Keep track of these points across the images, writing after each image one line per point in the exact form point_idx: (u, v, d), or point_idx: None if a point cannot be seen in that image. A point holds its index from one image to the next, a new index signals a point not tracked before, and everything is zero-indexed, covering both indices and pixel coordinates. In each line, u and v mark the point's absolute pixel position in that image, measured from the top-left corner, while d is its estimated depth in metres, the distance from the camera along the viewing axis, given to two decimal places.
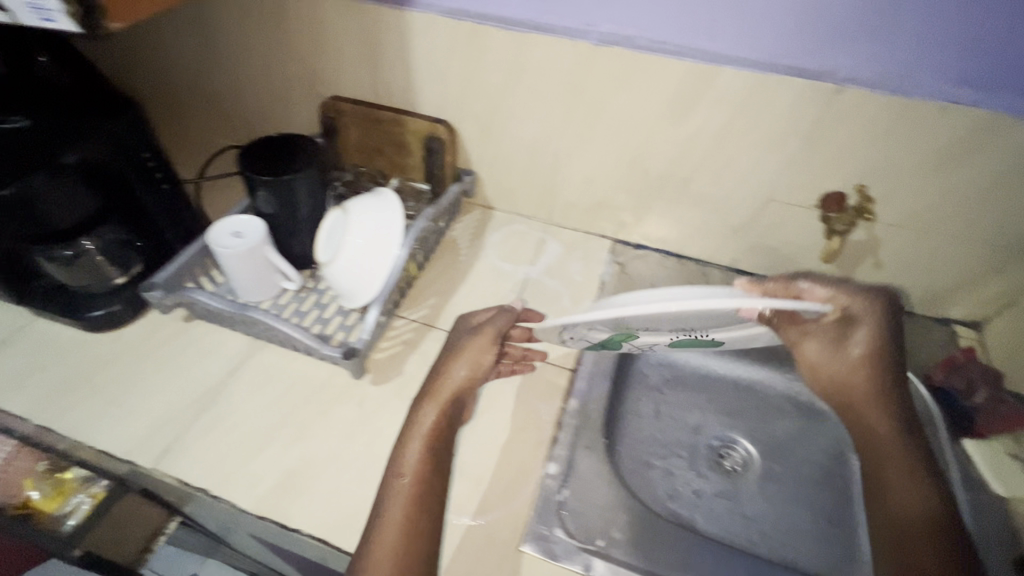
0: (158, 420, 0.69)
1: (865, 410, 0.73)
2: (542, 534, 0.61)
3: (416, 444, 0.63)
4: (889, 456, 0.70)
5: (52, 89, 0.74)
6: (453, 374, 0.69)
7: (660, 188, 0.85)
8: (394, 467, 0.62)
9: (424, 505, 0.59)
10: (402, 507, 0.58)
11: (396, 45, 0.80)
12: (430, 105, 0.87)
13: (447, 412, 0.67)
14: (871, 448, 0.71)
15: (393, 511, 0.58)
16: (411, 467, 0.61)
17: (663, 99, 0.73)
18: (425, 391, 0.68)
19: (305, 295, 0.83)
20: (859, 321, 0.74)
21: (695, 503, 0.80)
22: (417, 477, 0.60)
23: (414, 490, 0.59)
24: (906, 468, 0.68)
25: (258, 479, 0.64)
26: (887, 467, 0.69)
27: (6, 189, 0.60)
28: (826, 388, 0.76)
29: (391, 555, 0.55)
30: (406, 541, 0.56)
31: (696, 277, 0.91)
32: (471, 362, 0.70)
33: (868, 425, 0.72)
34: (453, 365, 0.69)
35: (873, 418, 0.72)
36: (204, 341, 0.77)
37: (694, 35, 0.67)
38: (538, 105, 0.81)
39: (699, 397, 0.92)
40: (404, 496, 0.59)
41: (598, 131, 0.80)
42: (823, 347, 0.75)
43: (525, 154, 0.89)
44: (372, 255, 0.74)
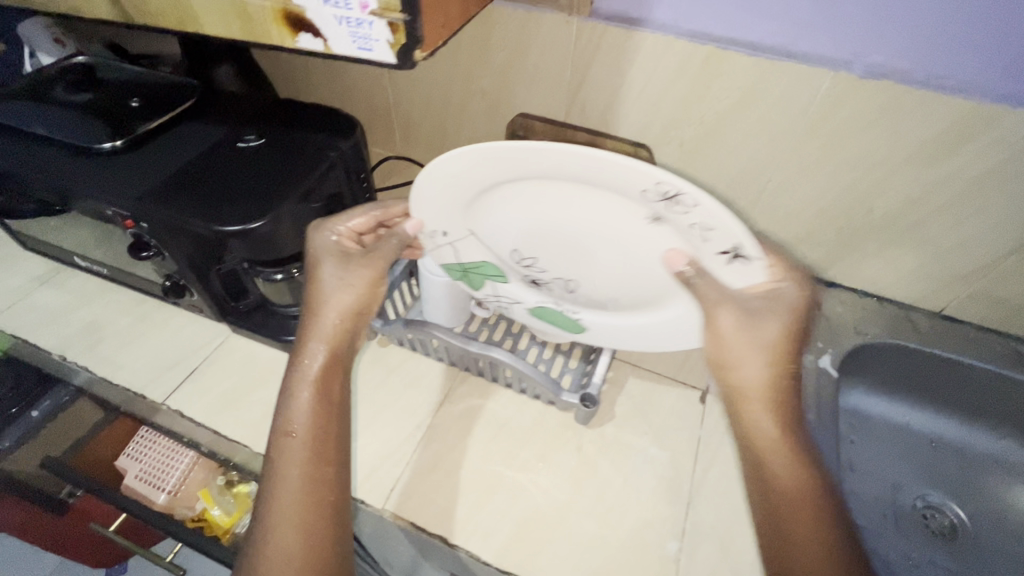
0: (378, 455, 0.66)
1: (765, 433, 0.54)
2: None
3: (321, 347, 0.60)
4: (808, 499, 0.50)
5: (276, 105, 0.72)
6: (329, 300, 0.62)
7: (882, 228, 0.78)
8: (302, 370, 0.59)
9: (324, 417, 0.57)
10: (314, 412, 0.57)
11: (612, 65, 0.76)
12: (631, 128, 0.82)
13: (339, 336, 0.62)
14: (782, 479, 0.51)
15: (302, 416, 0.56)
16: (313, 373, 0.59)
17: (923, 137, 0.67)
18: (313, 309, 0.62)
19: (495, 322, 0.79)
20: (780, 294, 0.54)
21: (904, 565, 0.77)
22: (314, 387, 0.58)
23: (320, 400, 0.58)
24: (838, 517, 0.49)
25: (494, 529, 0.61)
26: (823, 505, 0.49)
27: (258, 223, 0.58)
28: (745, 403, 0.56)
29: (302, 455, 0.54)
30: (313, 446, 0.55)
31: (902, 323, 0.84)
32: (356, 284, 0.62)
33: (760, 453, 0.53)
34: (341, 268, 0.61)
35: (778, 462, 0.52)
36: (404, 369, 0.75)
37: (983, 69, 0.60)
38: (762, 135, 0.75)
39: (896, 449, 0.85)
40: (306, 400, 0.57)
41: (827, 166, 0.75)
42: (747, 323, 0.54)
43: (726, 183, 0.83)
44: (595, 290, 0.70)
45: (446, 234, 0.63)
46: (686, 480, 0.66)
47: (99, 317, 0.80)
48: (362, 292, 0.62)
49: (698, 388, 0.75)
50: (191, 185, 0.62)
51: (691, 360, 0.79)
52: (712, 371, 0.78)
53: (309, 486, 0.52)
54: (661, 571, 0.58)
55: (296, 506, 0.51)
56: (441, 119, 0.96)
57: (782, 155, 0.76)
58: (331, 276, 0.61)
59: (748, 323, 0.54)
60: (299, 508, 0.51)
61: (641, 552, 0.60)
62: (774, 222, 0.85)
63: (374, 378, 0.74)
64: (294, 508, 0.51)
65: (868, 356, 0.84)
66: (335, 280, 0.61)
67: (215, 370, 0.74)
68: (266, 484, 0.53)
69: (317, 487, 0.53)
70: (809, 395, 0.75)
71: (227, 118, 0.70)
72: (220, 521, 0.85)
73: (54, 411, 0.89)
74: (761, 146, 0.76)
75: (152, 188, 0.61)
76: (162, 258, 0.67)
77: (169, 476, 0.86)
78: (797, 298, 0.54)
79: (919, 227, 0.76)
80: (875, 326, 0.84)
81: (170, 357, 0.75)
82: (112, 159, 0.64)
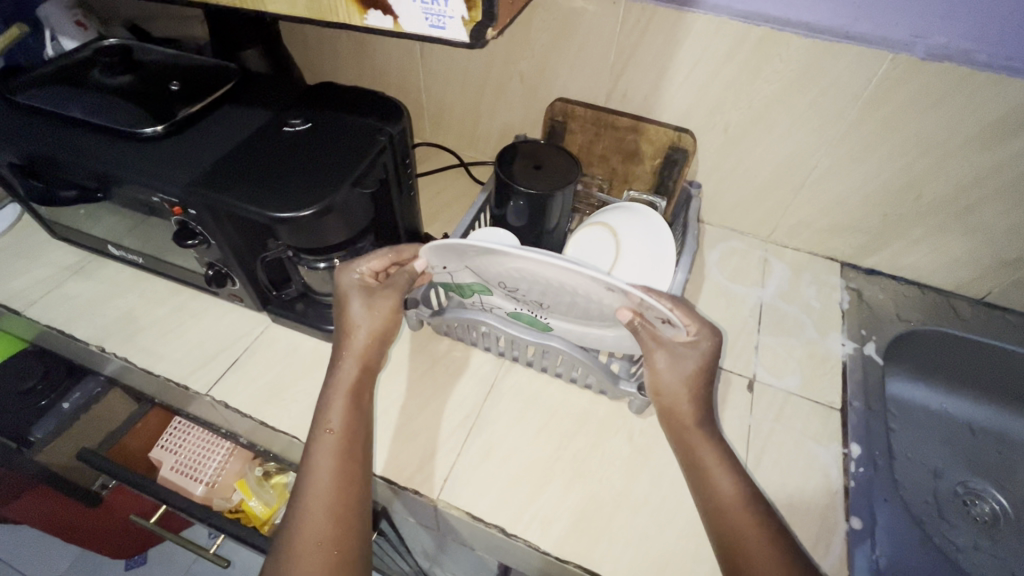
0: (429, 445, 0.65)
1: (701, 449, 0.55)
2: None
3: (353, 361, 0.60)
4: (737, 517, 0.51)
5: (320, 90, 0.71)
6: (354, 315, 0.59)
7: (929, 213, 0.77)
8: (334, 379, 0.59)
9: (358, 424, 0.57)
10: (345, 417, 0.56)
11: (659, 48, 0.74)
12: (674, 113, 0.81)
13: (367, 356, 0.60)
14: (720, 494, 0.52)
15: (333, 417, 0.56)
16: (348, 382, 0.59)
17: (980, 120, 0.66)
18: (342, 326, 0.60)
19: None
20: (683, 357, 0.55)
21: (957, 555, 0.74)
22: (350, 395, 0.58)
23: (354, 406, 0.57)
24: (770, 535, 0.50)
25: (551, 518, 0.60)
26: (739, 519, 0.51)
27: (309, 211, 0.56)
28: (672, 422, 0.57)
29: (335, 454, 0.54)
30: (345, 447, 0.54)
31: (944, 309, 0.84)
32: (381, 312, 0.60)
33: (699, 461, 0.54)
34: (365, 300, 0.60)
35: (715, 470, 0.53)
36: (450, 358, 0.74)
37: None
38: (811, 119, 0.74)
39: (939, 436, 0.84)
40: (341, 403, 0.57)
41: (877, 151, 0.74)
42: (671, 361, 0.55)
43: (769, 171, 0.82)
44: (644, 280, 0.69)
45: (446, 268, 0.60)
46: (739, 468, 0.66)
47: (136, 307, 0.79)
48: (386, 319, 0.60)
49: (745, 376, 0.75)
50: (240, 171, 0.60)
51: (736, 348, 0.78)
52: (758, 360, 0.77)
53: (339, 483, 0.52)
54: None
55: (325, 501, 0.51)
56: (475, 105, 0.95)
57: (830, 139, 0.75)
58: (356, 306, 0.59)
59: (674, 362, 0.55)
60: (328, 504, 0.51)
61: (700, 540, 0.59)
62: (817, 209, 0.84)
63: (420, 366, 0.73)
64: (323, 502, 0.51)
65: (913, 344, 0.83)
66: (359, 308, 0.60)
67: (258, 360, 0.73)
68: (299, 475, 0.53)
69: (347, 485, 0.53)
70: (856, 382, 0.75)
71: (274, 104, 0.69)
72: (258, 513, 0.83)
73: (86, 403, 0.88)
74: (809, 130, 0.75)
75: (199, 173, 0.59)
76: (207, 246, 0.65)
77: (207, 466, 0.86)
78: (713, 352, 0.56)
79: (967, 213, 0.75)
80: (918, 313, 0.83)
81: (212, 346, 0.74)
82: (155, 143, 0.62)
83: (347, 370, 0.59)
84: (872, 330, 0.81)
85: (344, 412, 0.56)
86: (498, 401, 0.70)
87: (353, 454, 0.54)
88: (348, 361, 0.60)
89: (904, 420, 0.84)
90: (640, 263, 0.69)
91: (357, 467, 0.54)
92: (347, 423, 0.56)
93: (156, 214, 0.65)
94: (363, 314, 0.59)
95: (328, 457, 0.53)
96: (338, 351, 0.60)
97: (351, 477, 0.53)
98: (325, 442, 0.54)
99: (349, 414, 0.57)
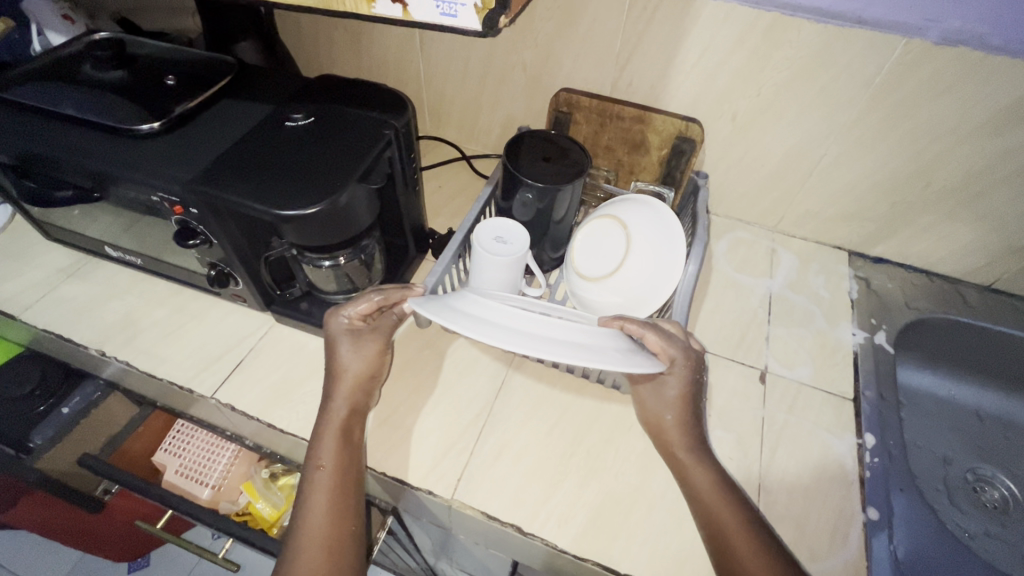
0: (441, 444, 0.64)
1: (689, 468, 0.56)
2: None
3: (344, 400, 0.60)
4: (711, 498, 0.53)
5: (320, 83, 0.69)
6: (341, 358, 0.61)
7: (939, 200, 0.77)
8: (323, 415, 0.58)
9: (352, 457, 0.56)
10: (337, 449, 0.55)
11: (667, 35, 0.73)
12: (681, 102, 0.79)
13: (357, 398, 0.61)
14: (705, 492, 0.54)
15: (326, 449, 0.55)
16: (339, 416, 0.58)
17: (994, 105, 0.65)
18: (332, 366, 0.61)
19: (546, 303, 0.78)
20: (661, 383, 0.59)
21: (971, 542, 0.75)
22: (342, 429, 0.58)
23: (345, 442, 0.57)
24: (748, 520, 0.51)
25: (567, 516, 0.60)
26: (721, 508, 0.52)
27: (316, 207, 0.54)
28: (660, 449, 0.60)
29: (330, 485, 0.53)
30: (339, 480, 0.53)
31: (953, 297, 0.84)
32: (367, 354, 0.62)
33: (683, 464, 0.57)
34: (355, 348, 0.61)
35: (692, 469, 0.56)
36: (459, 354, 0.73)
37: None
38: (821, 107, 0.73)
39: (948, 423, 0.84)
40: (333, 438, 0.56)
41: (888, 137, 0.73)
42: (653, 389, 0.60)
43: (777, 160, 0.81)
44: (653, 272, 0.68)
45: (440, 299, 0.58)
46: (754, 460, 0.65)
47: (135, 308, 0.77)
48: (373, 362, 0.62)
49: (756, 367, 0.74)
50: (240, 168, 0.58)
51: (746, 339, 0.78)
52: (770, 351, 0.76)
53: (333, 514, 0.51)
54: None
55: (319, 531, 0.50)
56: (476, 97, 0.93)
57: (840, 127, 0.74)
58: (347, 352, 0.61)
59: (655, 389, 0.60)
60: (324, 535, 0.50)
61: None
62: (826, 197, 0.83)
63: (428, 364, 0.72)
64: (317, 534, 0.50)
65: (923, 332, 0.83)
66: (349, 351, 0.61)
67: (263, 360, 0.71)
68: (295, 508, 0.52)
69: (341, 517, 0.51)
70: (868, 372, 0.74)
71: (274, 98, 0.68)
72: (265, 515, 0.84)
73: (86, 407, 0.85)
74: (819, 118, 0.74)
75: (199, 170, 0.58)
76: (208, 245, 0.64)
77: (212, 469, 0.84)
78: (689, 373, 0.58)
79: (978, 200, 0.75)
80: (928, 302, 0.83)
81: (215, 348, 0.72)
82: (151, 140, 0.60)
83: (338, 406, 0.59)
84: (881, 319, 0.81)
85: (336, 446, 0.56)
86: (509, 399, 0.69)
87: (347, 486, 0.54)
88: (337, 399, 0.59)
89: (913, 409, 0.84)
90: (648, 255, 0.68)
91: (350, 500, 0.53)
92: (339, 457, 0.55)
93: (155, 213, 0.63)
94: (353, 356, 0.61)
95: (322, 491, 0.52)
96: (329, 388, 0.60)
97: (346, 510, 0.52)
98: (318, 475, 0.54)
99: (340, 450, 0.56)
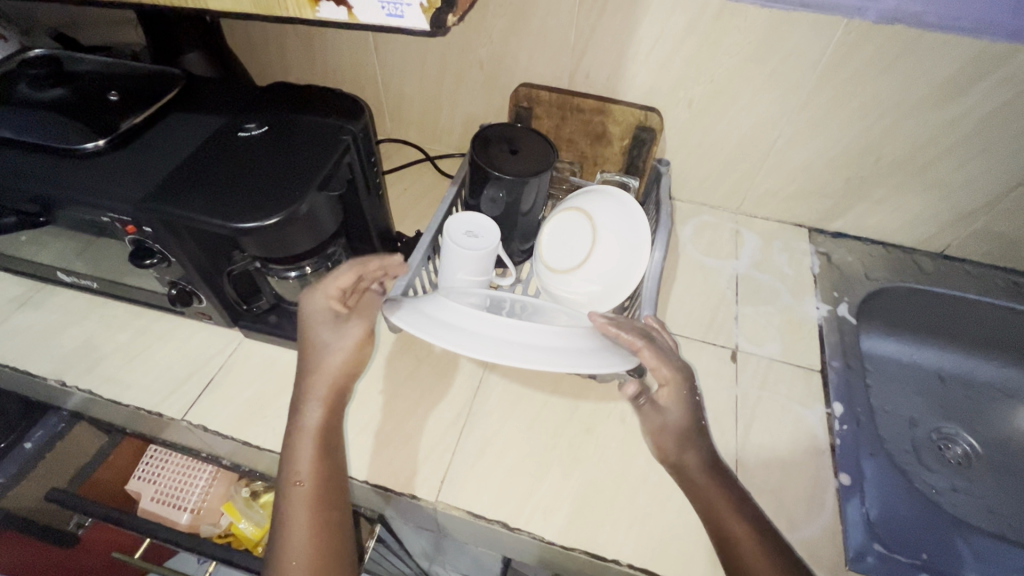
0: (423, 446, 0.64)
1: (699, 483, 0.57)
2: (865, 552, 0.58)
3: (318, 404, 0.58)
4: (706, 490, 0.56)
5: (271, 91, 0.67)
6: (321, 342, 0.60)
7: (889, 173, 0.80)
8: (296, 424, 0.57)
9: (330, 468, 0.55)
10: (313, 462, 0.54)
11: (620, 25, 0.74)
12: (638, 92, 0.80)
13: (333, 398, 0.59)
14: (707, 496, 0.56)
15: (302, 462, 0.54)
16: (312, 425, 0.57)
17: (932, 80, 0.68)
18: (307, 359, 0.59)
19: None
20: (663, 403, 0.59)
21: (938, 497, 0.78)
22: (316, 440, 0.56)
23: (325, 450, 0.56)
24: (741, 512, 0.54)
25: (552, 507, 0.60)
26: (722, 506, 0.55)
27: (273, 219, 0.53)
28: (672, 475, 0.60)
29: (309, 500, 0.52)
30: (318, 495, 0.53)
31: (908, 265, 0.87)
32: (349, 340, 0.61)
33: (680, 459, 0.59)
34: (336, 331, 0.60)
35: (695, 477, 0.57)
36: (435, 356, 0.73)
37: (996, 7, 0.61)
38: (772, 89, 0.75)
39: (910, 386, 0.88)
40: (309, 449, 0.55)
41: (837, 116, 0.75)
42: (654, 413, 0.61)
43: (735, 143, 0.83)
44: (620, 258, 0.69)
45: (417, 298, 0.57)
46: (730, 437, 0.67)
47: (95, 334, 0.74)
48: (354, 353, 0.61)
49: (727, 347, 0.76)
50: (194, 182, 0.56)
51: (716, 320, 0.79)
52: (740, 330, 0.78)
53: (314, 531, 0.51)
54: None
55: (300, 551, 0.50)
56: (435, 96, 0.92)
57: (792, 108, 0.76)
58: (327, 335, 0.60)
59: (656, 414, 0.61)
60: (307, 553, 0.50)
61: None
62: (784, 177, 0.85)
63: (406, 368, 0.72)
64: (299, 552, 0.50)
65: (883, 301, 0.86)
66: (325, 334, 0.60)
67: (234, 378, 0.70)
68: (274, 527, 0.52)
69: (322, 533, 0.51)
70: (834, 343, 0.77)
71: (225, 108, 0.66)
72: (249, 534, 0.82)
73: (51, 439, 0.83)
74: (771, 100, 0.76)
75: (151, 188, 0.56)
76: (166, 264, 0.62)
77: (190, 492, 0.82)
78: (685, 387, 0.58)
79: (924, 171, 0.78)
80: (886, 272, 0.86)
81: (183, 368, 0.71)
82: (97, 160, 0.58)
83: (309, 414, 0.57)
84: (843, 291, 0.84)
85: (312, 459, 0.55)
86: (487, 397, 0.69)
87: (325, 501, 0.53)
88: (313, 405, 0.58)
89: (879, 375, 0.88)
90: (614, 243, 0.69)
91: (327, 515, 0.52)
92: (316, 470, 0.54)
93: (106, 234, 0.61)
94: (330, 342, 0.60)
95: (302, 508, 0.52)
96: (302, 389, 0.59)
97: (326, 525, 0.52)
98: (296, 491, 0.53)
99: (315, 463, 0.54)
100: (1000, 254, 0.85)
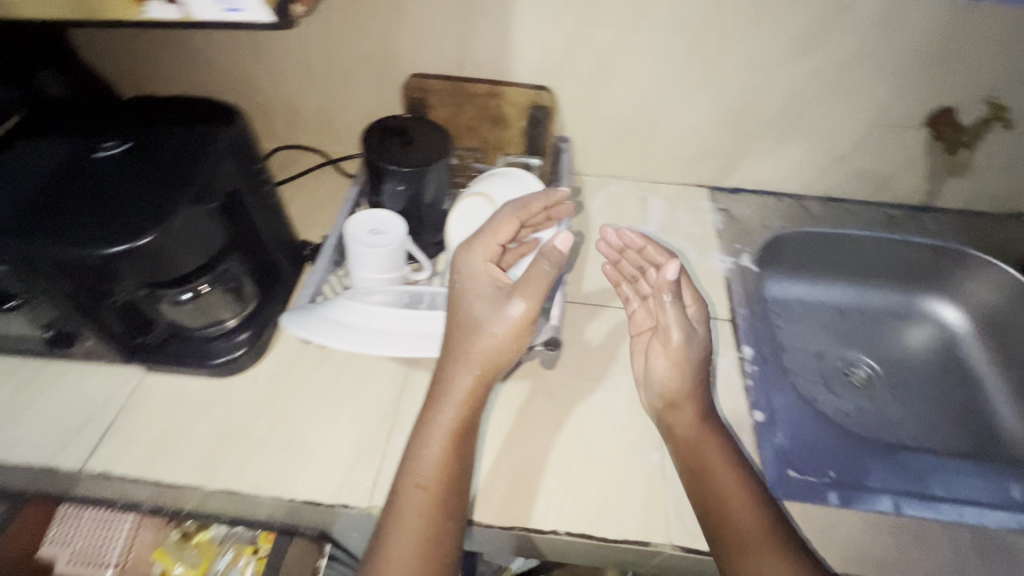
0: (351, 454, 0.63)
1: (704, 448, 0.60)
2: (780, 478, 0.63)
3: (455, 404, 0.58)
4: (709, 459, 0.59)
5: (133, 107, 0.63)
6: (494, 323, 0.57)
7: (767, 127, 0.85)
8: (428, 424, 0.57)
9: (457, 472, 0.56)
10: (439, 467, 0.55)
11: (496, 7, 0.74)
12: (527, 72, 0.81)
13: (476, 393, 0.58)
14: (705, 454, 0.60)
15: (425, 458, 0.55)
16: (447, 427, 0.57)
17: (788, 34, 0.73)
18: (456, 340, 0.58)
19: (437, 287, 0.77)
20: (692, 331, 0.64)
21: (847, 419, 0.84)
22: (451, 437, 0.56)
23: (452, 454, 0.56)
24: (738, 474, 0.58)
25: (488, 490, 0.60)
26: (715, 462, 0.59)
27: (147, 237, 0.50)
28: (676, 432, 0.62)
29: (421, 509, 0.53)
30: (439, 492, 0.54)
31: (798, 210, 0.94)
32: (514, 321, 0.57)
33: (671, 416, 0.63)
34: (502, 310, 0.56)
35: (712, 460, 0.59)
36: (356, 361, 0.71)
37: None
38: (651, 57, 0.78)
39: (812, 322, 0.95)
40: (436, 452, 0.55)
41: (713, 77, 0.79)
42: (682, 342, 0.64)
43: (627, 113, 0.86)
44: (523, 226, 0.70)
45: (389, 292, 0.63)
46: None
47: None
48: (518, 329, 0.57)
49: None
50: (49, 211, 0.52)
51: None
52: None
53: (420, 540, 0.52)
54: (650, 482, 0.62)
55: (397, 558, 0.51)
56: (326, 97, 0.89)
57: (671, 74, 0.79)
58: (514, 310, 0.56)
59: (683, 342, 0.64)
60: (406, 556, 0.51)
61: (629, 469, 0.63)
62: (677, 141, 0.89)
63: (327, 378, 0.69)
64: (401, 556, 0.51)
65: (778, 248, 0.92)
66: (483, 300, 0.58)
67: (138, 417, 0.65)
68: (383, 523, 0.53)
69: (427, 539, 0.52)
70: (739, 291, 0.82)
71: (81, 129, 0.61)
72: None
73: None
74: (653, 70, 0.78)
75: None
76: (34, 305, 0.57)
77: (110, 547, 0.76)
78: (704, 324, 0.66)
79: (797, 121, 0.84)
80: (779, 219, 0.92)
81: (77, 417, 0.65)
82: None
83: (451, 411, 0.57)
84: (743, 242, 0.89)
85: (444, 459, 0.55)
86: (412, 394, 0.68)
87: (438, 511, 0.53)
88: (448, 399, 0.58)
89: (783, 317, 0.94)
90: None
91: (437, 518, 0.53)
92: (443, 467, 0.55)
93: None
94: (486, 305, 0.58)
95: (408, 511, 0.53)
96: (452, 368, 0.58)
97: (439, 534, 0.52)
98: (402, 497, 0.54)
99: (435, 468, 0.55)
100: (873, 191, 0.93)
